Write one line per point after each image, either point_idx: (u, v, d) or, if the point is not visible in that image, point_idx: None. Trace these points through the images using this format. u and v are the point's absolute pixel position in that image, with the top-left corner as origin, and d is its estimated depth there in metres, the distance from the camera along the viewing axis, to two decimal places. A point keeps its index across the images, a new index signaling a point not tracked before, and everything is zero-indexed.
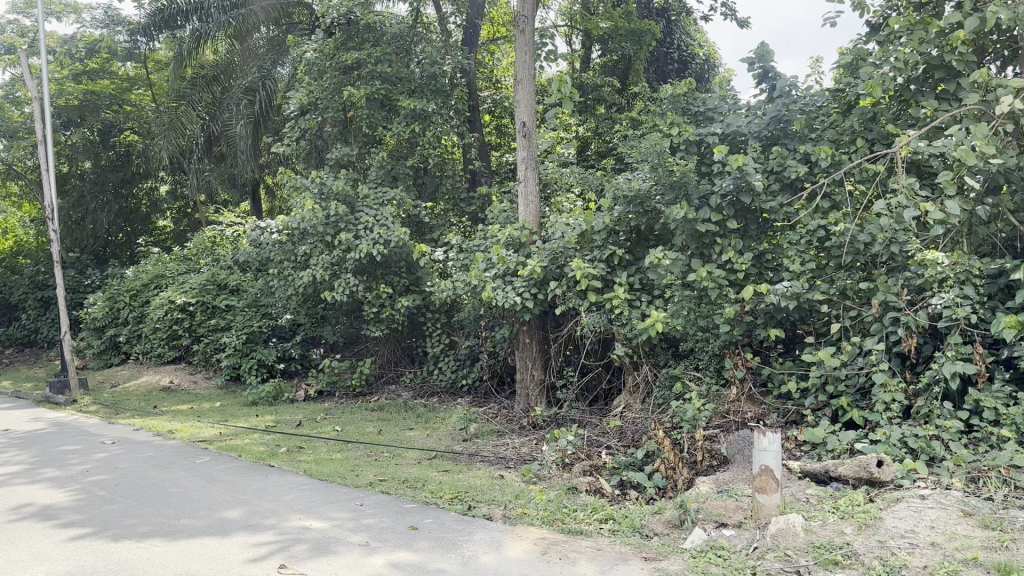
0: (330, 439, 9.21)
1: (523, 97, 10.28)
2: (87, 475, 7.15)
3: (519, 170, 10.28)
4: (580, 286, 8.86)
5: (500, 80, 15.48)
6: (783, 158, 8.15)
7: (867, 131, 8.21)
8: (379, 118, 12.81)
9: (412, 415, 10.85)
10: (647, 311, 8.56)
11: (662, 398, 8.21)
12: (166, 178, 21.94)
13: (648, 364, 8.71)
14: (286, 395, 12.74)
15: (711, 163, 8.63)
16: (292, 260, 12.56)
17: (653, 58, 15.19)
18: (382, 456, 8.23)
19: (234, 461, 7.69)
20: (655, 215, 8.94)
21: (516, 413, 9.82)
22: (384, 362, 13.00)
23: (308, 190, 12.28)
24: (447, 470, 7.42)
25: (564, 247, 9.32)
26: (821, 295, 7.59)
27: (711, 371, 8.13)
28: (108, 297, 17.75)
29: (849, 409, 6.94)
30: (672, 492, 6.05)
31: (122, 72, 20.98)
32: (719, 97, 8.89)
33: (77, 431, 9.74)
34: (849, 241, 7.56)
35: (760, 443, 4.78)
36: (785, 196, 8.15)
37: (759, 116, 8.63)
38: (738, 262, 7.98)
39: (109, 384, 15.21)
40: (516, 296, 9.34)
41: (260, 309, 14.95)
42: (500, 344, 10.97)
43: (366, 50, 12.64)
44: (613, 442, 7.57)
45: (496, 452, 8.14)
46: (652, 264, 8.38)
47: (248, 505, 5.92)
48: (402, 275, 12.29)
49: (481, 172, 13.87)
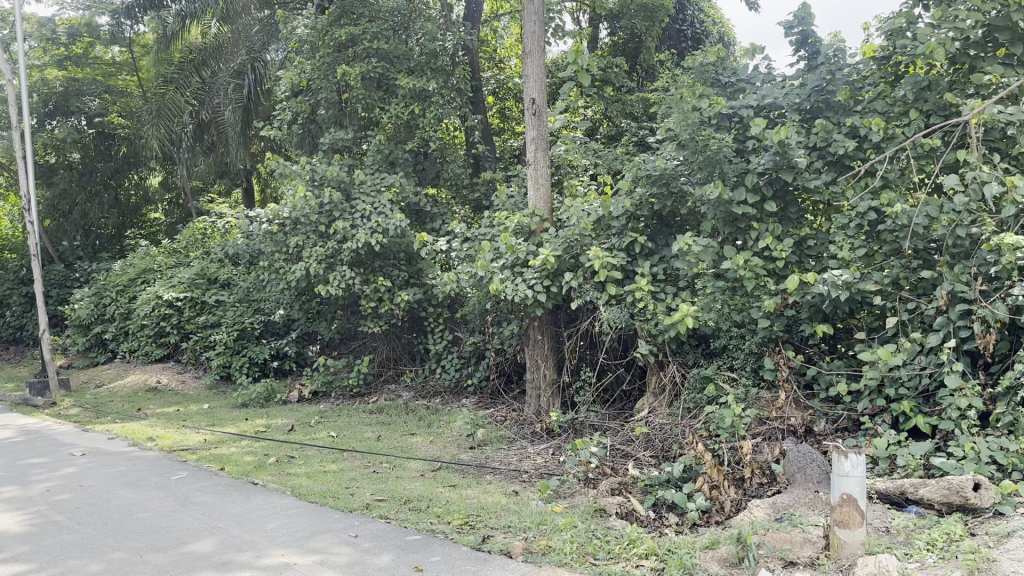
0: (324, 447, 8.34)
1: (533, 71, 9.34)
2: (46, 495, 6.26)
3: (527, 152, 9.38)
4: (598, 278, 7.99)
5: (504, 60, 14.61)
6: (827, 132, 7.35)
7: (922, 101, 7.31)
8: (376, 99, 11.90)
9: (415, 418, 10.04)
10: (674, 304, 7.69)
11: (693, 402, 7.34)
12: (157, 167, 21.05)
13: (675, 363, 7.84)
14: (278, 396, 11.86)
15: (745, 139, 7.78)
16: (284, 251, 11.69)
17: (665, 36, 14.23)
18: (380, 468, 7.37)
19: (213, 476, 6.81)
20: (681, 198, 8.09)
21: (527, 416, 8.99)
22: (383, 360, 12.14)
23: (299, 176, 11.41)
24: (454, 486, 6.56)
25: (579, 234, 8.42)
26: (874, 285, 6.76)
27: (749, 371, 7.24)
28: (95, 292, 16.90)
29: (912, 415, 6.12)
30: (720, 515, 5.17)
31: (107, 57, 20.15)
32: (752, 67, 8.11)
33: (47, 440, 8.85)
34: (906, 223, 6.74)
35: (841, 467, 3.94)
36: (829, 175, 7.39)
37: (798, 87, 7.79)
38: (778, 249, 7.15)
39: (93, 384, 14.33)
40: (527, 289, 8.49)
41: (252, 304, 14.09)
42: (508, 341, 10.11)
43: (361, 25, 11.73)
44: (641, 453, 6.72)
45: (510, 464, 7.27)
46: (680, 251, 7.52)
47: (225, 536, 5.07)
48: (401, 267, 11.37)
49: (485, 157, 12.88)
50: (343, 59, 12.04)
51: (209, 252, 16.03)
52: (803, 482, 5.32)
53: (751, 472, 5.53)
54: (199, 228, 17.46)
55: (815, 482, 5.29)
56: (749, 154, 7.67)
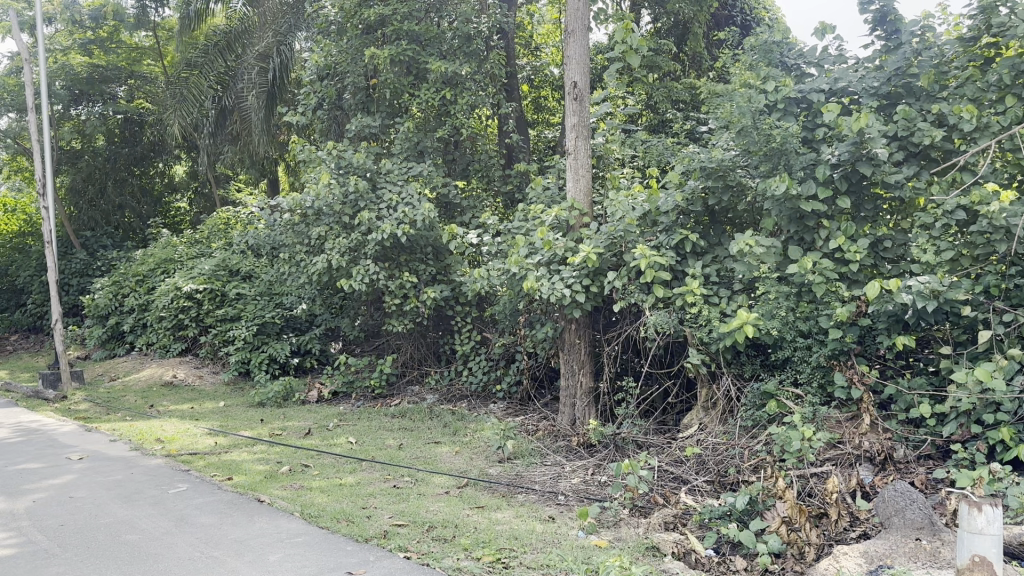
0: (342, 456, 7.68)
1: (574, 51, 8.56)
2: (30, 511, 5.63)
3: (567, 140, 8.60)
4: (645, 278, 7.20)
5: (540, 48, 13.91)
6: (910, 120, 6.63)
7: (1019, 86, 6.47)
8: (406, 84, 11.23)
9: (440, 424, 9.36)
10: (730, 310, 6.90)
11: (751, 420, 6.53)
12: (181, 155, 20.56)
13: (729, 375, 7.02)
14: (297, 395, 11.20)
15: (814, 127, 7.03)
16: (305, 243, 11.04)
17: (712, 21, 13.45)
18: (402, 483, 6.68)
19: (215, 491, 6.13)
20: (740, 192, 7.33)
21: (561, 428, 8.19)
22: (406, 360, 11.48)
23: (324, 163, 10.75)
24: (482, 508, 5.86)
25: (624, 230, 7.60)
26: (965, 294, 5.98)
27: (816, 388, 6.44)
28: (115, 282, 16.43)
29: (1013, 445, 5.38)
30: (797, 562, 4.42)
31: (133, 42, 19.79)
32: (824, 47, 7.32)
33: (48, 442, 8.26)
34: (1003, 224, 5.98)
35: (973, 523, 3.32)
36: (910, 168, 6.66)
37: (876, 70, 7.04)
38: (851, 250, 6.41)
39: (107, 378, 13.80)
40: (565, 288, 7.73)
41: (274, 298, 13.51)
42: (541, 345, 9.35)
43: (391, 5, 11.06)
44: (696, 478, 5.96)
45: (545, 484, 6.53)
46: (739, 251, 6.77)
47: (221, 570, 4.40)
48: (428, 262, 10.68)
49: (518, 148, 12.20)
50: (371, 42, 11.41)
51: (231, 243, 15.47)
52: (903, 526, 4.42)
53: (840, 514, 4.72)
54: (222, 219, 17.04)
55: (916, 529, 4.35)
56: (819, 144, 6.95)
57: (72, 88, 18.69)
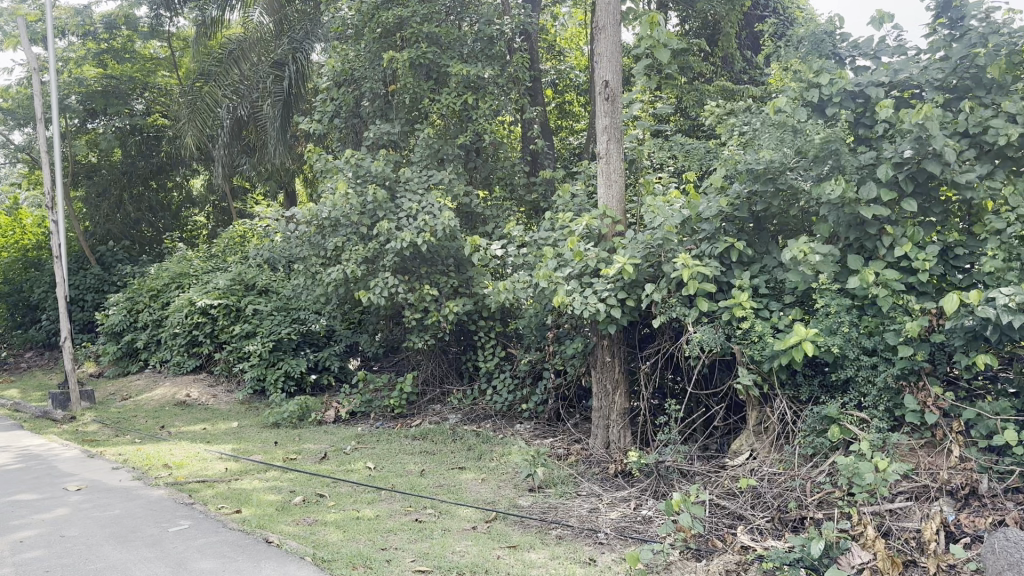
0: (359, 484, 7.11)
1: (605, 48, 7.98)
2: (14, 553, 5.09)
3: (598, 144, 8.01)
4: (688, 291, 6.57)
5: (564, 51, 13.37)
6: (981, 115, 6.00)
7: None
8: (426, 89, 10.66)
9: (465, 447, 8.77)
10: (783, 325, 6.27)
11: (811, 447, 5.88)
12: (198, 167, 20.21)
13: (784, 397, 6.38)
14: (313, 416, 10.60)
15: (873, 125, 6.41)
16: (322, 255, 10.52)
17: (744, 23, 12.90)
18: (425, 516, 6.11)
19: (219, 529, 5.56)
20: (791, 196, 6.68)
21: (597, 454, 7.55)
22: (428, 377, 10.92)
23: (342, 171, 10.25)
24: (515, 547, 5.27)
25: (662, 239, 6.98)
26: None
27: (884, 411, 5.78)
28: (128, 297, 15.99)
29: None
30: None
31: (149, 53, 19.67)
32: (880, 36, 6.68)
33: (45, 470, 7.73)
34: None
35: None
36: (983, 167, 6.03)
37: (939, 62, 6.40)
38: (919, 258, 5.78)
39: (120, 397, 13.34)
40: (599, 302, 7.11)
41: (290, 313, 13.00)
42: (571, 362, 8.77)
43: (410, 7, 10.57)
44: (754, 515, 5.32)
45: (582, 519, 5.93)
46: (793, 260, 6.16)
47: None
48: (449, 275, 10.11)
49: (544, 154, 11.66)
50: (390, 45, 10.94)
51: (247, 257, 14.99)
52: None
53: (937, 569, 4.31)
54: (238, 232, 16.60)
55: None
56: (878, 142, 6.33)
57: (88, 101, 18.42)
